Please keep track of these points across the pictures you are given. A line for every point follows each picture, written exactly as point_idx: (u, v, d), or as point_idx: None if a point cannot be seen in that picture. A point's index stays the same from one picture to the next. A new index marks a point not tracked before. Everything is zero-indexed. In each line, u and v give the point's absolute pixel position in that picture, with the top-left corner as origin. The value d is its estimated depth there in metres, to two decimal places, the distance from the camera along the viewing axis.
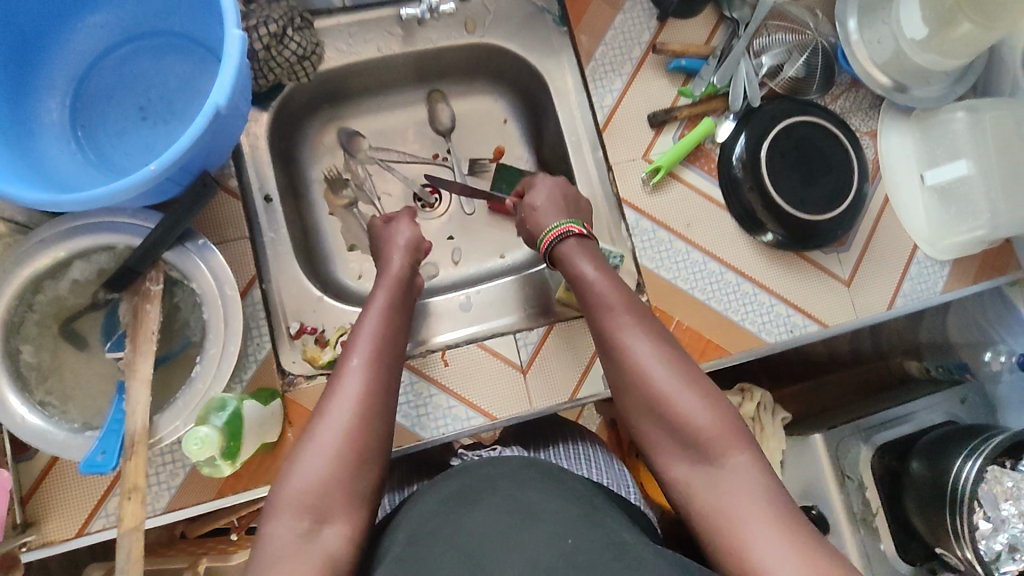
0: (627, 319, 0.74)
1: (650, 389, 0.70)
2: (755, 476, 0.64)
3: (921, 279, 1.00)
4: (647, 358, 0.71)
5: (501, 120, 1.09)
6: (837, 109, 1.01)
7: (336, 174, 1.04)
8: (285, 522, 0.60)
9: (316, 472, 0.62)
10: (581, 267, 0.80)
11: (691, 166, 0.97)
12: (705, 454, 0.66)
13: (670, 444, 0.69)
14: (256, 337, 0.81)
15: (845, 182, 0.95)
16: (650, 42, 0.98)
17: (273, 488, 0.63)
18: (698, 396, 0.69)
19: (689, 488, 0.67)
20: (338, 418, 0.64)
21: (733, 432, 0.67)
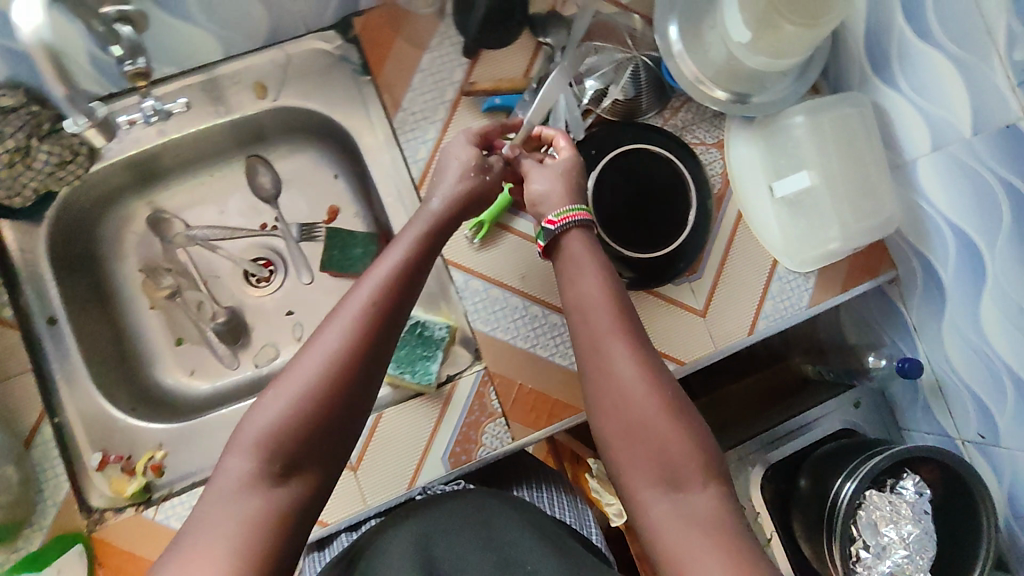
0: (615, 333, 0.69)
1: (630, 406, 0.66)
2: (721, 516, 0.60)
3: (782, 296, 0.93)
4: (629, 374, 0.67)
5: (330, 176, 1.01)
6: (679, 123, 0.93)
7: (152, 265, 0.96)
8: (243, 460, 0.56)
9: (285, 414, 0.58)
10: (579, 261, 0.74)
11: (522, 214, 0.90)
12: (678, 476, 0.62)
13: (643, 470, 0.64)
14: (52, 479, 0.79)
15: (680, 205, 0.91)
16: (463, 80, 0.89)
17: (244, 422, 0.59)
18: (678, 416, 0.65)
19: (653, 520, 0.62)
20: (320, 363, 0.60)
21: (705, 465, 0.63)
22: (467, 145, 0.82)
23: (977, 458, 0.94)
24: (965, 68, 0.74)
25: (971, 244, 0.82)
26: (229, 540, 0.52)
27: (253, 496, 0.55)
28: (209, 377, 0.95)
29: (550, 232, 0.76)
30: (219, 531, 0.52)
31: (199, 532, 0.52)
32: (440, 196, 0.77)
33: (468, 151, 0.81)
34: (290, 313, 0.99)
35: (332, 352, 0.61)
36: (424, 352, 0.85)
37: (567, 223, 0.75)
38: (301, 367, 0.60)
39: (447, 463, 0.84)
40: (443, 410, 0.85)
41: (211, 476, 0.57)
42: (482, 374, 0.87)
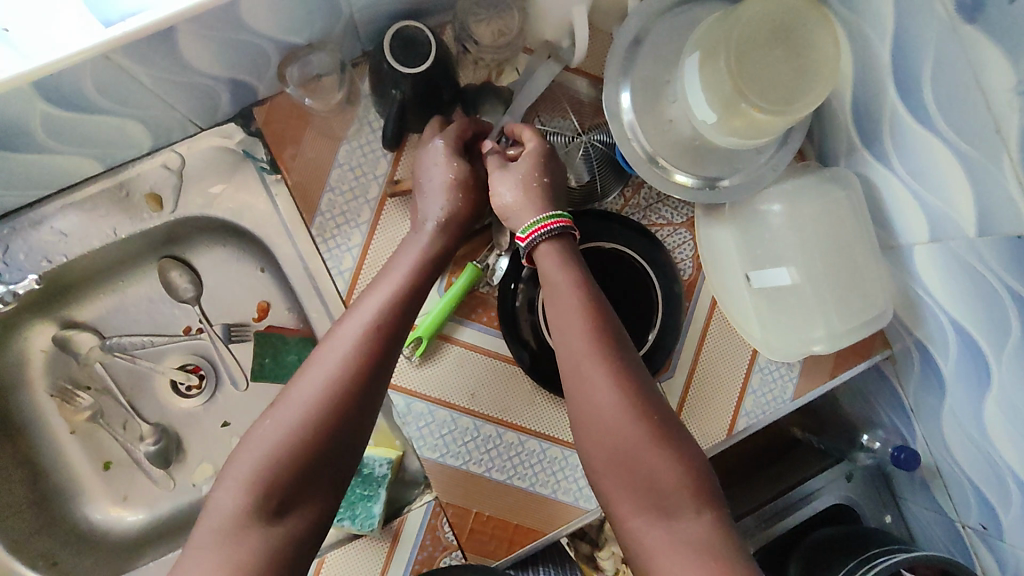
0: (594, 345, 0.62)
1: (608, 428, 0.59)
2: (717, 544, 0.54)
3: (765, 389, 0.84)
4: (606, 398, 0.60)
5: (257, 270, 0.89)
6: (642, 200, 0.83)
7: (66, 386, 0.88)
8: (233, 495, 0.54)
9: (271, 449, 0.55)
10: (547, 272, 0.67)
11: (468, 321, 0.81)
12: (667, 501, 0.56)
13: (629, 495, 0.58)
14: None
15: (647, 310, 0.81)
16: (389, 175, 0.79)
17: (234, 455, 0.57)
18: (672, 438, 0.59)
19: (645, 550, 0.56)
20: (310, 391, 0.58)
21: (698, 492, 0.56)
22: (448, 159, 0.72)
23: (981, 550, 0.83)
24: (966, 158, 0.62)
25: (972, 341, 0.72)
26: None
27: (247, 535, 0.52)
28: (142, 503, 0.87)
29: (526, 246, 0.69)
30: (209, 571, 0.51)
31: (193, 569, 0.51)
32: (434, 218, 0.71)
33: (449, 166, 0.72)
34: (225, 425, 0.90)
35: (319, 383, 0.58)
36: (365, 491, 0.76)
37: (535, 235, 0.68)
38: (293, 394, 0.58)
39: None
40: (392, 547, 0.77)
41: (205, 508, 0.55)
42: (433, 504, 0.78)
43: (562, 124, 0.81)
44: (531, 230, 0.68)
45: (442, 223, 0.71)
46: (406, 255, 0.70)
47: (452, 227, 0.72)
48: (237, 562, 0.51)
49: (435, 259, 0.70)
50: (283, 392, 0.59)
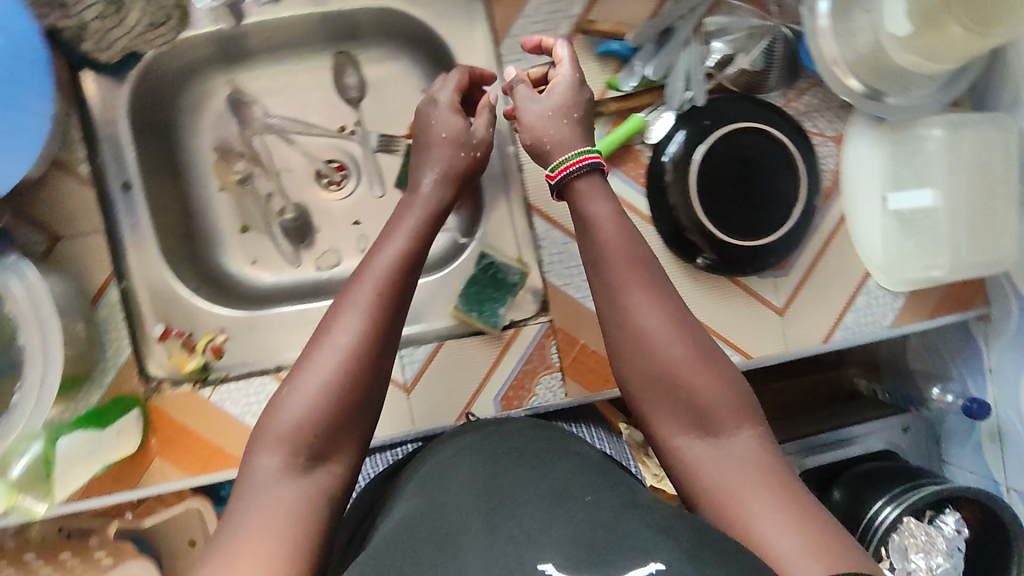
0: (629, 266, 0.61)
1: (652, 352, 0.58)
2: (761, 452, 0.54)
3: (866, 310, 0.89)
4: (650, 322, 0.58)
5: (417, 90, 0.96)
6: (801, 107, 0.86)
7: (226, 146, 0.93)
8: (271, 455, 0.51)
9: (311, 408, 0.52)
10: (583, 204, 0.65)
11: (615, 170, 0.84)
12: (708, 422, 0.55)
13: (672, 415, 0.57)
14: (113, 340, 0.78)
15: (791, 197, 0.82)
16: (580, 16, 0.82)
17: (259, 423, 0.53)
18: (709, 363, 0.57)
19: (691, 464, 0.55)
20: (345, 345, 0.54)
21: (740, 407, 0.56)
22: (451, 113, 0.75)
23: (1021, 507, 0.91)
24: None
25: None
26: (281, 539, 0.47)
27: (289, 488, 0.50)
28: (270, 270, 0.94)
29: (558, 184, 0.67)
30: (258, 525, 0.47)
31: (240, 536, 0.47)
32: (431, 175, 0.71)
33: (447, 120, 0.74)
34: (356, 223, 0.96)
35: (347, 346, 0.54)
36: (496, 293, 0.84)
37: (568, 173, 0.66)
38: (318, 359, 0.54)
39: (498, 405, 0.84)
40: (503, 353, 0.84)
41: (239, 473, 0.52)
42: (546, 326, 0.85)
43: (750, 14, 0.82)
44: (567, 166, 0.66)
45: (439, 178, 0.71)
46: (413, 211, 0.67)
47: (443, 174, 0.71)
48: (290, 507, 0.49)
49: (438, 217, 0.68)
50: (303, 355, 0.55)
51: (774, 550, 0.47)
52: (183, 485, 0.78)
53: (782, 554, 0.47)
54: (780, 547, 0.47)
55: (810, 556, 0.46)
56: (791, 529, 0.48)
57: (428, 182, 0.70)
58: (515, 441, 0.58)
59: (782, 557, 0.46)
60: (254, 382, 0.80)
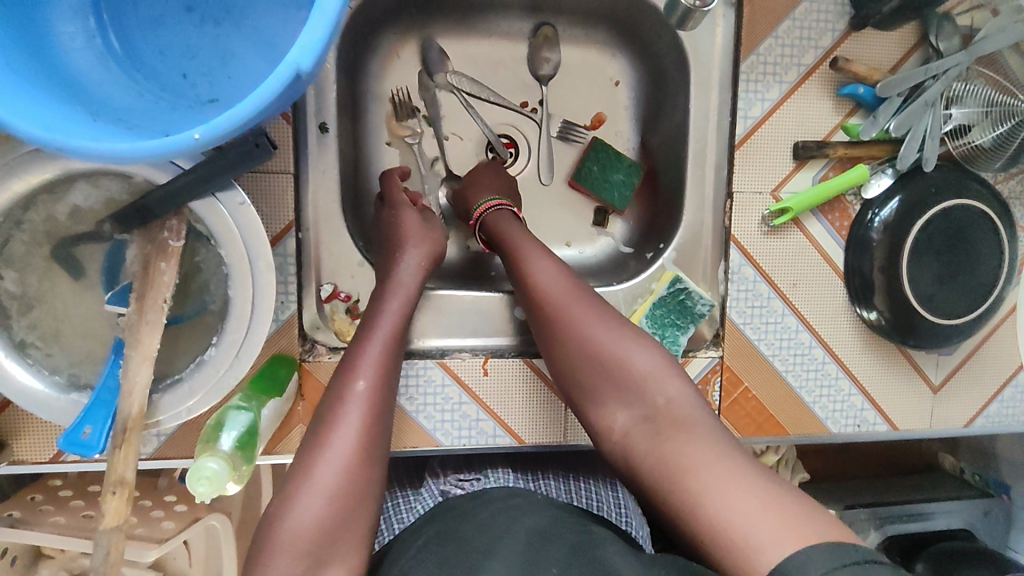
0: (535, 253, 0.72)
1: (576, 342, 0.67)
2: (691, 411, 0.61)
3: (1011, 403, 0.89)
4: (576, 315, 0.67)
5: (610, 81, 0.90)
6: (1005, 190, 0.85)
7: (404, 98, 0.84)
8: (279, 566, 0.53)
9: (319, 512, 0.55)
10: (501, 224, 0.76)
11: (821, 217, 0.81)
12: (641, 398, 0.63)
13: (608, 398, 0.65)
14: (281, 295, 0.70)
15: (987, 282, 0.81)
16: (829, 50, 0.78)
17: (261, 538, 0.55)
18: (630, 341, 0.66)
19: (631, 444, 0.62)
20: (348, 443, 0.58)
21: (660, 373, 0.64)
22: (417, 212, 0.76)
23: None
24: None
25: None
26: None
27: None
28: None
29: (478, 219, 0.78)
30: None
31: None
32: (415, 258, 0.72)
33: (429, 223, 0.75)
34: None
35: (354, 428, 0.59)
36: (678, 321, 0.79)
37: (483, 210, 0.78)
38: (317, 474, 0.57)
39: None
40: None
41: None
42: (716, 361, 0.82)
43: (992, 87, 0.77)
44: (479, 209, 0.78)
45: (426, 258, 0.72)
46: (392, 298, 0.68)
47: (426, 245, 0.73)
48: None
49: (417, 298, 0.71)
50: (312, 449, 0.58)
51: (733, 522, 0.51)
52: None
53: (742, 522, 0.51)
54: (738, 516, 0.51)
55: (771, 517, 0.50)
56: (747, 496, 0.52)
57: (409, 264, 0.71)
58: (474, 528, 0.60)
59: (745, 529, 0.50)
60: (416, 364, 0.76)
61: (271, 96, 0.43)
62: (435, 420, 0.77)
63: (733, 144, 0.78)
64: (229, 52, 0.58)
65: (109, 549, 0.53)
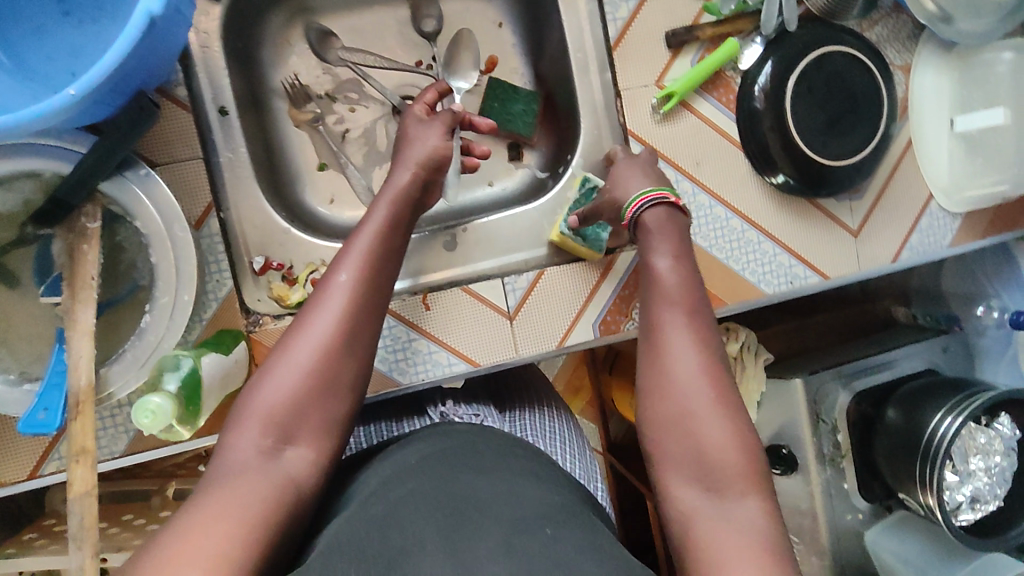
0: (673, 305, 0.61)
1: (675, 390, 0.56)
2: (762, 527, 0.50)
3: (930, 232, 0.94)
4: (689, 363, 0.57)
5: (494, 23, 0.93)
6: (874, 37, 0.91)
7: (299, 87, 0.87)
8: (247, 435, 0.53)
9: (290, 393, 0.55)
10: (653, 250, 0.65)
11: (706, 96, 0.86)
12: (714, 479, 0.53)
13: (679, 460, 0.55)
14: (216, 274, 0.73)
15: (872, 121, 0.86)
16: None
17: (237, 406, 0.55)
18: (731, 420, 0.55)
19: (684, 512, 0.53)
20: (325, 333, 0.57)
21: (750, 473, 0.53)
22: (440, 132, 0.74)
23: None
24: None
25: None
26: (246, 512, 0.48)
27: (263, 474, 0.51)
28: (349, 209, 0.89)
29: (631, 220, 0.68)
30: (208, 519, 0.46)
31: (197, 514, 0.47)
32: (409, 167, 0.70)
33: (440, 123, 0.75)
34: None
35: (328, 329, 0.57)
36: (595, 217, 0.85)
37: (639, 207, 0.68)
38: (290, 356, 0.56)
39: (597, 329, 0.85)
40: (601, 279, 0.85)
41: (216, 450, 0.53)
42: None
43: None
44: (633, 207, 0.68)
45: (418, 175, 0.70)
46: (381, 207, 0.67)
47: (394, 204, 0.67)
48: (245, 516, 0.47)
49: (409, 207, 0.69)
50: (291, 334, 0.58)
51: None
52: None
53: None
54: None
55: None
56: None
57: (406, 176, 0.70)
58: (472, 459, 0.61)
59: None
60: None
61: (131, 41, 0.48)
62: (389, 361, 0.81)
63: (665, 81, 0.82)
64: (108, 42, 0.62)
65: (83, 514, 0.58)
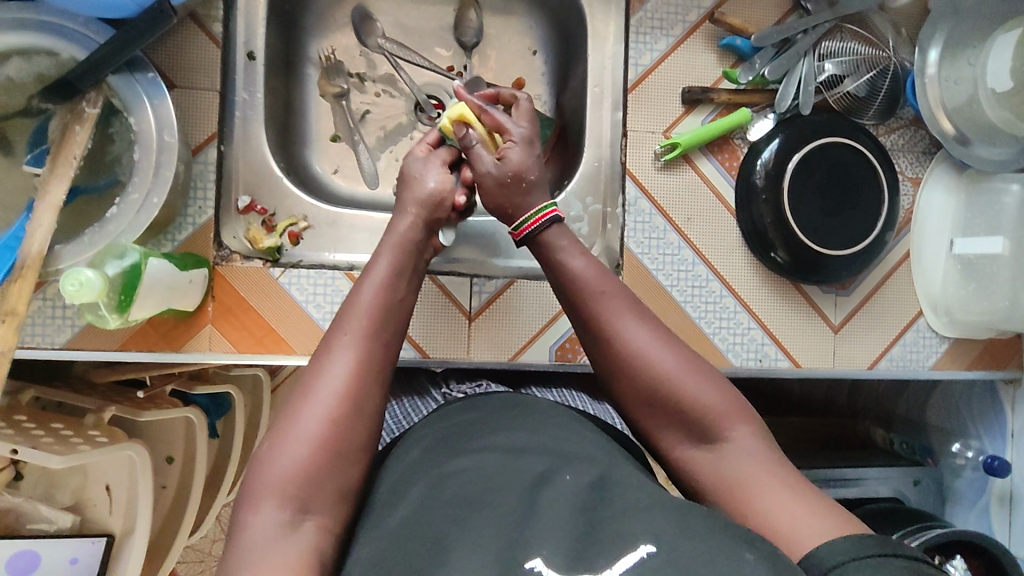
0: (599, 289, 0.64)
1: (643, 368, 0.60)
2: (760, 445, 0.57)
3: (914, 347, 0.91)
4: (638, 335, 0.61)
5: (529, 50, 0.98)
6: (889, 143, 0.92)
7: (333, 61, 0.93)
8: (265, 509, 0.52)
9: (300, 461, 0.54)
10: (556, 245, 0.67)
11: (710, 157, 0.88)
12: (705, 428, 0.58)
13: (674, 424, 0.59)
14: (199, 200, 0.77)
15: (870, 220, 0.86)
16: (711, 9, 0.88)
17: (250, 477, 0.54)
18: (696, 369, 0.60)
19: (693, 470, 0.58)
20: (335, 384, 0.56)
21: (734, 403, 0.59)
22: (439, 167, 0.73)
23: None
24: None
25: None
26: None
27: (292, 539, 0.51)
28: (350, 182, 0.92)
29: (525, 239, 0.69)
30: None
31: None
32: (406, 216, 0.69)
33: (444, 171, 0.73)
34: None
35: (336, 391, 0.56)
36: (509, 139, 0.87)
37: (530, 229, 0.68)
38: (297, 424, 0.55)
39: (553, 354, 0.84)
40: None
41: (233, 536, 0.52)
42: None
43: (861, 43, 0.86)
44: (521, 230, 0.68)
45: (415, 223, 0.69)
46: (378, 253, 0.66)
47: (398, 250, 0.67)
48: None
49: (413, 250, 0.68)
50: (296, 401, 0.56)
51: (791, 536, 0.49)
52: (227, 359, 0.77)
53: (794, 527, 0.50)
54: (795, 524, 0.50)
55: (828, 531, 0.48)
56: (806, 510, 0.50)
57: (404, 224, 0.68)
58: (487, 438, 0.58)
59: (795, 532, 0.49)
60: (326, 274, 0.79)
61: None
62: None
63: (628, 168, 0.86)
64: None
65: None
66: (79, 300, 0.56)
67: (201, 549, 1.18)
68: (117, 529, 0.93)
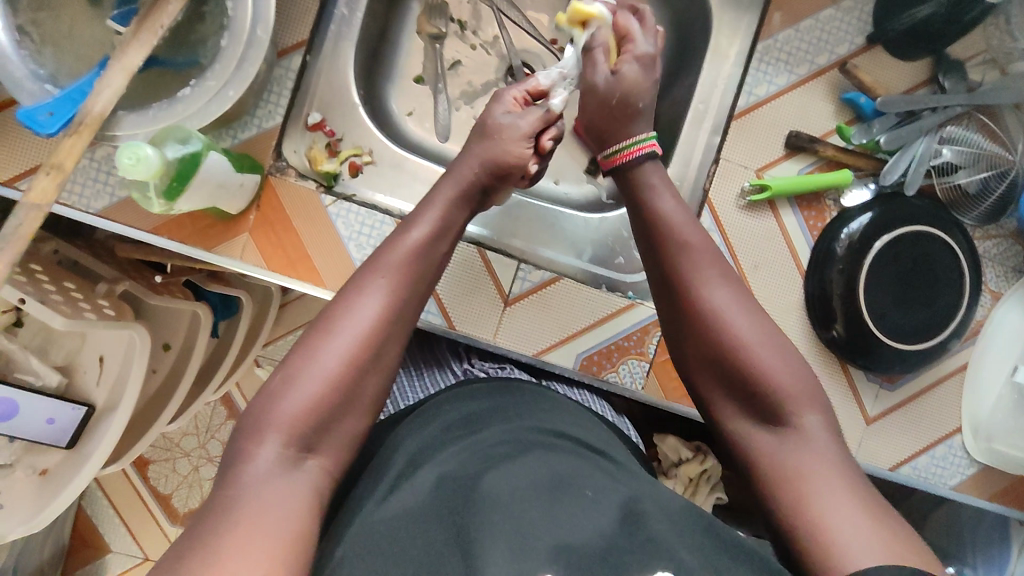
0: (691, 251, 0.62)
1: (721, 337, 0.57)
2: (833, 444, 0.52)
3: (942, 462, 0.87)
4: (720, 300, 0.59)
5: None
6: (981, 249, 0.86)
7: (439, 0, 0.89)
8: (269, 441, 0.49)
9: (312, 399, 0.51)
10: (651, 204, 0.65)
11: (795, 209, 0.83)
12: (777, 412, 0.54)
13: (745, 403, 0.56)
14: (269, 104, 0.74)
15: (943, 322, 0.81)
16: (844, 57, 0.83)
17: (259, 407, 0.51)
18: (780, 352, 0.56)
19: (755, 454, 0.54)
20: (363, 322, 0.54)
21: (811, 395, 0.54)
22: (520, 142, 0.67)
23: None
24: None
25: None
26: (267, 536, 0.44)
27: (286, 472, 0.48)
28: (421, 128, 0.89)
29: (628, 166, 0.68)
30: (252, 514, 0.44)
31: (227, 530, 0.43)
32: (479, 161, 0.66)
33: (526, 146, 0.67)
34: None
35: (366, 326, 0.54)
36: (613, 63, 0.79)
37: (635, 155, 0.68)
38: (318, 359, 0.52)
39: (579, 362, 0.80)
40: (609, 316, 0.81)
41: (229, 458, 0.49)
42: None
43: (984, 137, 0.82)
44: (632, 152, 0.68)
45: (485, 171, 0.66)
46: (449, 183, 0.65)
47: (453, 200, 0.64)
48: (271, 527, 0.45)
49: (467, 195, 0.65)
50: (318, 336, 0.53)
51: (838, 533, 0.46)
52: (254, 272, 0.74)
53: (848, 537, 0.45)
54: (845, 529, 0.46)
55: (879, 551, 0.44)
56: (867, 523, 0.46)
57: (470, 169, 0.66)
58: (503, 428, 0.55)
59: (847, 542, 0.45)
60: (375, 216, 0.75)
61: None
62: None
63: (709, 199, 0.82)
64: None
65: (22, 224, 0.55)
66: (134, 176, 0.53)
67: (171, 440, 1.18)
68: (99, 403, 0.90)
